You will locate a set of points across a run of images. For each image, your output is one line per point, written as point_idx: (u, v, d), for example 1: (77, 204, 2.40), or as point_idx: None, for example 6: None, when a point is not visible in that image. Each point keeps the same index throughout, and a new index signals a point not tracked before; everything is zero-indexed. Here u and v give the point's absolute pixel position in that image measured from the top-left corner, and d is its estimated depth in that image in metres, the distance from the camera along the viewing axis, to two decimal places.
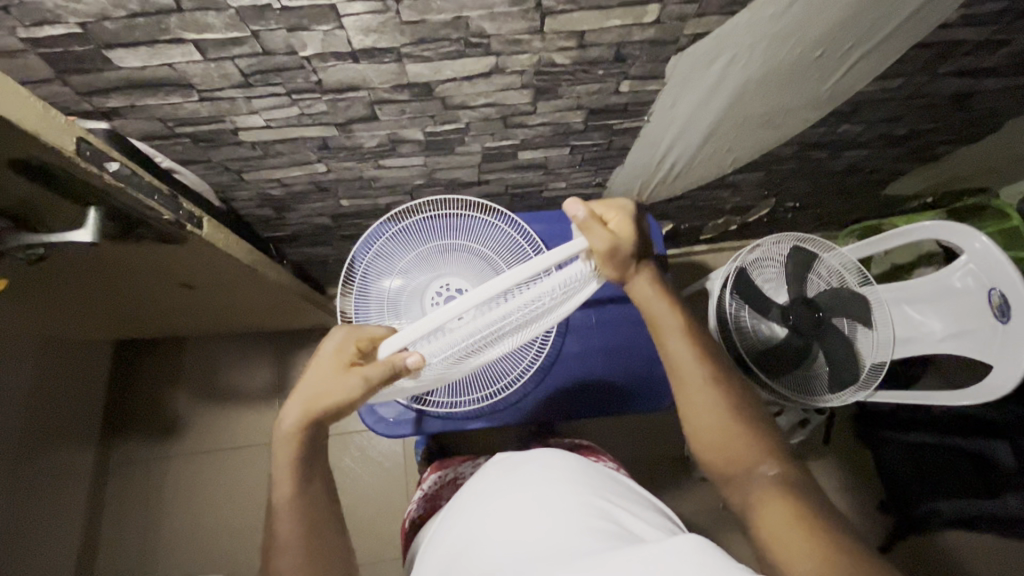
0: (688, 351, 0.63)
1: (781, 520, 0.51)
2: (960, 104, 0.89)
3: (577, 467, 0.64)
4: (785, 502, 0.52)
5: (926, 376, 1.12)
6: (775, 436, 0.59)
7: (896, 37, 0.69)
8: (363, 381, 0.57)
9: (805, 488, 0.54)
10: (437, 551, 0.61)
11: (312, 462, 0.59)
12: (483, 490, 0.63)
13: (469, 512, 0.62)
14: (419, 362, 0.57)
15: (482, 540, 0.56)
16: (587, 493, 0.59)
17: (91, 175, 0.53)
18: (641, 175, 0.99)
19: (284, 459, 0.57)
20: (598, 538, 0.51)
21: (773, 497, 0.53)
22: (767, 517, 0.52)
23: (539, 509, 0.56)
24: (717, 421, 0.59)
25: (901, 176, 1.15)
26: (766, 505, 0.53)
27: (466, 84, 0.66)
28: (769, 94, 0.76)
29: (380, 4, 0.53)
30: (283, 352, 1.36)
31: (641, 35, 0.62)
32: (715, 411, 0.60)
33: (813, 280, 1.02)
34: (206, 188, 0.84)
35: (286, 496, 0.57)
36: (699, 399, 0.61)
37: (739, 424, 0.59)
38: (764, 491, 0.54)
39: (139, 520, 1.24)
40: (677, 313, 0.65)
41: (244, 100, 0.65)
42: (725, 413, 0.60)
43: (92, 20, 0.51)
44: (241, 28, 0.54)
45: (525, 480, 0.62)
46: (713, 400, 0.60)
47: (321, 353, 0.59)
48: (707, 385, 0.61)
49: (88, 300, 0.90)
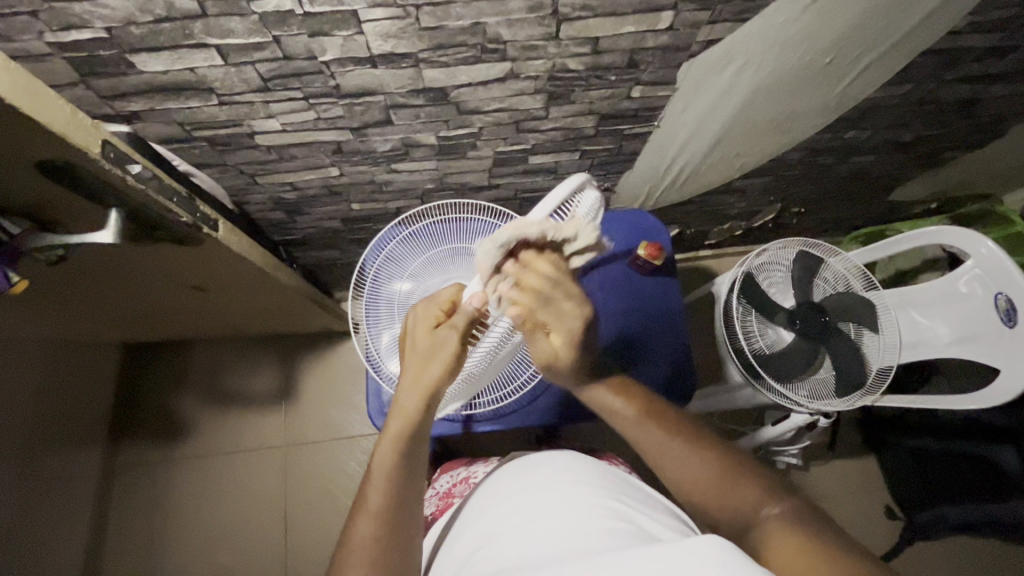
0: (658, 430, 0.64)
1: (789, 550, 0.47)
2: (965, 111, 0.90)
3: (594, 470, 0.64)
4: (792, 533, 0.49)
5: (932, 381, 1.12)
6: (767, 477, 0.58)
7: (904, 44, 0.70)
8: (453, 332, 0.63)
9: (809, 517, 0.51)
10: (452, 552, 0.61)
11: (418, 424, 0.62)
12: (499, 493, 0.64)
13: (485, 514, 0.62)
14: (486, 299, 0.60)
15: (497, 541, 0.56)
16: (603, 495, 0.58)
17: (114, 177, 0.53)
18: (649, 180, 1.00)
19: (392, 425, 0.62)
20: (616, 540, 0.51)
21: (780, 533, 0.50)
22: (777, 548, 0.48)
23: (555, 510, 0.56)
24: (705, 475, 0.59)
25: (905, 182, 1.17)
26: (773, 541, 0.50)
27: (481, 89, 0.67)
28: (778, 100, 0.77)
29: (400, 10, 0.54)
30: (290, 355, 1.37)
31: (654, 41, 0.63)
32: (697, 465, 0.60)
33: (819, 285, 1.04)
34: (220, 191, 0.85)
35: (383, 464, 0.60)
36: (679, 463, 0.61)
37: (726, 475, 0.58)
38: (770, 530, 0.51)
39: (144, 523, 1.23)
40: (634, 399, 0.67)
41: (262, 104, 0.66)
42: (709, 465, 0.60)
43: (119, 25, 0.52)
44: (264, 33, 0.55)
45: (541, 482, 0.62)
46: (692, 456, 0.61)
47: (413, 324, 0.66)
48: (683, 449, 0.61)
49: (100, 301, 0.90)
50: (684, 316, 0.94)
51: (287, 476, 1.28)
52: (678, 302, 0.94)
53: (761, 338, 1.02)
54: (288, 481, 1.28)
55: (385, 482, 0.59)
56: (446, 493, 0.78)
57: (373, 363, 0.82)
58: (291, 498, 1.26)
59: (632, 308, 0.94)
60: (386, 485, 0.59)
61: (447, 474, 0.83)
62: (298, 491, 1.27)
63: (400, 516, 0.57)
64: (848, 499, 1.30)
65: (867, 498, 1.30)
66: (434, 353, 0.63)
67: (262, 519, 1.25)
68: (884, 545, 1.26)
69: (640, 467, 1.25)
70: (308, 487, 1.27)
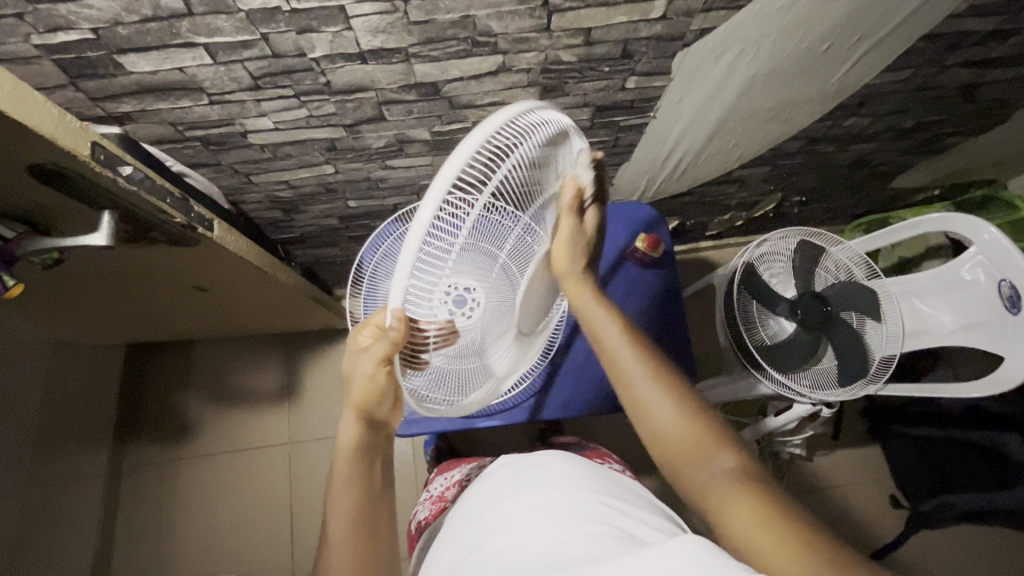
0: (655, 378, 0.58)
1: (751, 521, 0.47)
2: (968, 95, 0.89)
3: (582, 472, 0.64)
4: (755, 501, 0.49)
5: (937, 370, 1.12)
6: (723, 422, 0.57)
7: (904, 28, 0.69)
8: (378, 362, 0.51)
9: (762, 475, 0.52)
10: (441, 557, 0.62)
11: (370, 453, 0.58)
12: (486, 496, 0.65)
13: (472, 520, 0.62)
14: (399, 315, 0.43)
15: (484, 546, 0.56)
16: (592, 498, 0.58)
17: (105, 179, 0.53)
18: (647, 172, 0.99)
19: (342, 462, 0.57)
20: (602, 541, 0.51)
21: (741, 496, 0.50)
22: (740, 519, 0.48)
23: (543, 515, 0.56)
24: (676, 419, 0.56)
25: (908, 169, 1.15)
26: (732, 507, 0.50)
27: (473, 83, 0.67)
28: (776, 88, 0.76)
29: (388, 4, 0.53)
30: (293, 353, 1.37)
31: (647, 31, 0.62)
32: (669, 407, 0.56)
33: (821, 275, 1.03)
34: (216, 191, 0.85)
35: (342, 503, 0.56)
36: (653, 406, 0.57)
37: (701, 422, 0.56)
38: (727, 491, 0.51)
39: (151, 521, 1.24)
40: (625, 327, 0.61)
41: (254, 103, 0.66)
42: (683, 412, 0.56)
43: (105, 26, 0.52)
44: (252, 31, 0.54)
45: (527, 485, 0.62)
46: (678, 395, 0.57)
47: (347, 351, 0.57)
48: (658, 388, 0.57)
49: (100, 303, 0.91)
50: (684, 310, 0.94)
51: (292, 474, 1.29)
52: (677, 295, 0.94)
53: (762, 330, 1.03)
54: (292, 479, 1.29)
55: (350, 513, 0.55)
56: (439, 496, 0.79)
57: None
58: (296, 496, 1.27)
59: (632, 301, 0.93)
60: (351, 514, 0.55)
61: (442, 476, 0.84)
62: (302, 489, 1.28)
63: (375, 531, 0.55)
64: (850, 488, 1.30)
65: (870, 488, 1.30)
66: (357, 381, 0.54)
67: (268, 517, 1.26)
68: (888, 534, 1.26)
69: (643, 461, 1.25)
70: (312, 484, 1.28)
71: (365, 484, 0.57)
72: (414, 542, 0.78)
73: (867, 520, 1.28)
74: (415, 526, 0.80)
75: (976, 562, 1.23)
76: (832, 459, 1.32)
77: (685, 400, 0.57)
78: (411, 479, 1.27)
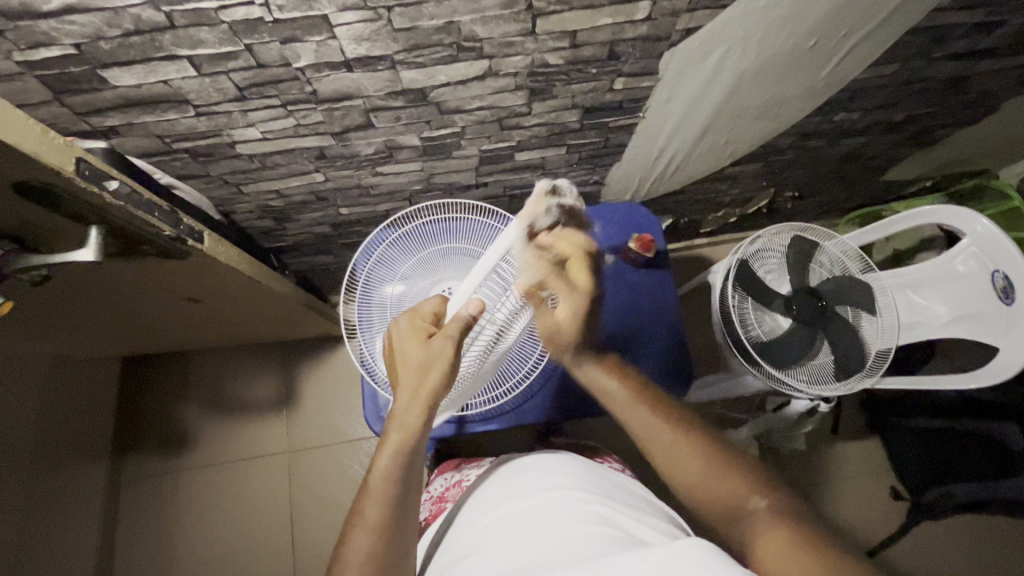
0: (646, 414, 0.66)
1: (781, 548, 0.47)
2: (956, 87, 0.89)
3: (582, 474, 0.64)
4: (780, 530, 0.50)
5: (935, 360, 1.11)
6: (758, 469, 0.59)
7: (891, 22, 0.69)
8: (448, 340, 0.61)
9: (794, 510, 0.52)
10: (440, 557, 0.61)
11: (419, 449, 0.61)
12: (487, 499, 0.64)
13: (475, 520, 0.62)
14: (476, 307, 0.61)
15: (483, 548, 0.56)
16: (592, 500, 0.58)
17: (90, 194, 0.53)
18: (638, 172, 0.99)
19: (396, 445, 0.60)
20: (602, 542, 0.51)
21: (767, 529, 0.50)
22: (768, 552, 0.48)
23: (544, 517, 0.56)
24: (699, 469, 0.60)
25: (898, 162, 1.16)
26: (764, 535, 0.50)
27: (461, 88, 0.67)
28: (765, 85, 0.76)
29: (372, 12, 0.53)
30: (290, 361, 1.37)
31: (633, 32, 0.62)
32: (688, 451, 0.61)
33: (816, 270, 1.03)
34: (207, 202, 0.85)
35: (381, 481, 0.58)
36: (672, 456, 0.62)
37: (723, 466, 0.59)
38: (762, 525, 0.51)
39: (152, 533, 1.24)
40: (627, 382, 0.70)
41: (240, 113, 0.65)
42: (709, 458, 0.60)
43: (87, 41, 0.52)
44: (235, 42, 0.54)
45: (529, 489, 0.62)
46: (691, 449, 0.61)
47: (398, 330, 0.64)
48: (677, 439, 0.62)
49: (93, 318, 0.90)
50: (679, 308, 0.94)
51: (292, 483, 1.28)
52: (672, 292, 0.93)
53: (758, 326, 1.02)
54: (292, 487, 1.28)
55: (382, 495, 0.57)
56: (438, 497, 0.79)
57: (367, 367, 0.81)
58: (297, 505, 1.27)
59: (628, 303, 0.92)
60: (383, 498, 0.57)
61: (441, 478, 0.84)
62: (303, 498, 1.27)
63: (404, 515, 0.57)
64: (851, 481, 1.30)
65: (870, 480, 1.30)
66: (432, 365, 0.61)
67: (270, 527, 1.25)
68: (888, 526, 1.27)
69: (643, 460, 1.25)
70: (312, 492, 1.28)
71: (400, 470, 0.59)
72: None
73: (869, 514, 1.28)
74: None
75: (977, 553, 1.23)
76: (832, 454, 1.32)
77: (704, 447, 0.61)
78: None
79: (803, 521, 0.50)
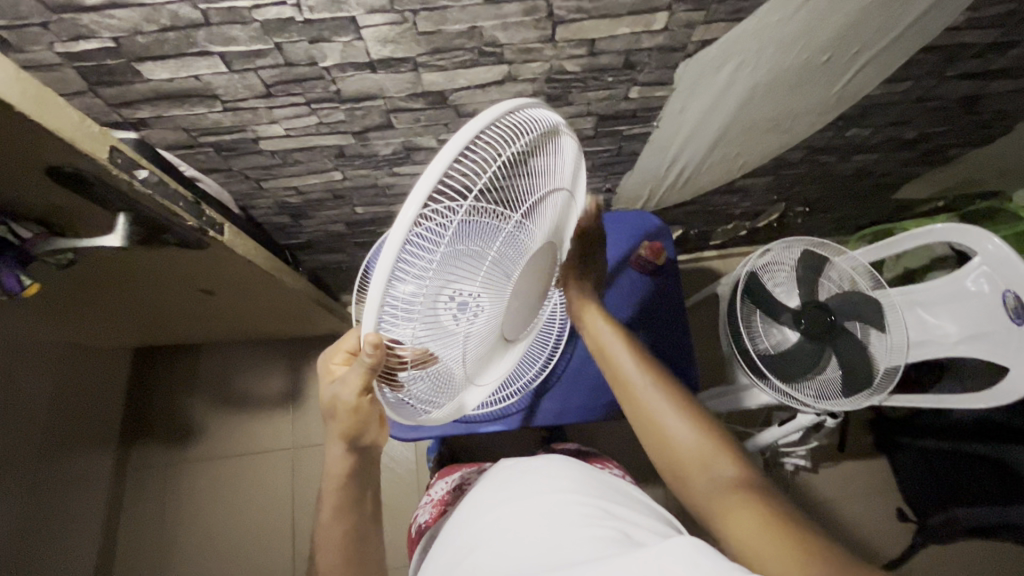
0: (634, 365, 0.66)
1: (749, 523, 0.49)
2: (970, 106, 0.89)
3: (579, 477, 0.64)
4: (750, 503, 0.51)
5: (943, 381, 1.11)
6: (733, 441, 0.60)
7: (902, 41, 0.70)
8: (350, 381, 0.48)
9: (764, 487, 0.54)
10: (441, 557, 0.62)
11: (360, 486, 0.59)
12: (484, 501, 0.65)
13: (474, 520, 0.62)
14: (375, 339, 0.40)
15: (484, 549, 0.56)
16: (588, 501, 0.58)
17: (120, 181, 0.55)
18: (650, 181, 1.00)
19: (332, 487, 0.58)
20: (594, 543, 0.51)
21: (733, 500, 0.52)
22: (733, 523, 0.51)
23: (541, 518, 0.56)
24: (678, 419, 0.61)
25: (910, 180, 1.16)
26: (730, 505, 0.52)
27: (480, 92, 0.68)
28: (777, 98, 0.77)
29: (397, 15, 0.55)
30: (298, 358, 1.38)
31: (650, 42, 0.64)
32: (671, 410, 0.61)
33: (824, 284, 1.04)
34: (227, 196, 0.87)
35: (332, 531, 0.58)
36: (656, 408, 0.62)
37: (696, 426, 0.60)
38: (728, 495, 0.53)
39: (154, 524, 1.25)
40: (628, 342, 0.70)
41: (266, 110, 0.67)
42: (687, 416, 0.61)
43: (125, 35, 0.54)
44: (265, 40, 0.56)
45: (528, 489, 0.62)
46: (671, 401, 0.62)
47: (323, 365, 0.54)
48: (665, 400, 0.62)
49: (110, 305, 0.92)
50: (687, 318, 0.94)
51: (295, 479, 1.29)
52: (680, 302, 0.94)
53: (765, 339, 1.04)
54: (295, 484, 1.29)
55: (339, 545, 0.58)
56: (439, 500, 0.80)
57: None
58: (299, 503, 1.27)
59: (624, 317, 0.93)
60: (340, 543, 0.58)
61: (442, 481, 0.84)
62: (305, 495, 1.28)
63: (360, 554, 0.58)
64: (856, 500, 1.29)
65: (875, 500, 1.29)
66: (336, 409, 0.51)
67: (271, 522, 1.26)
68: (893, 548, 1.25)
69: (646, 470, 1.25)
70: (315, 489, 1.28)
71: (352, 511, 0.58)
72: (414, 546, 0.79)
73: (873, 534, 1.26)
74: (415, 529, 0.80)
75: None
76: (837, 471, 1.31)
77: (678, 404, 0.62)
78: (414, 485, 1.27)
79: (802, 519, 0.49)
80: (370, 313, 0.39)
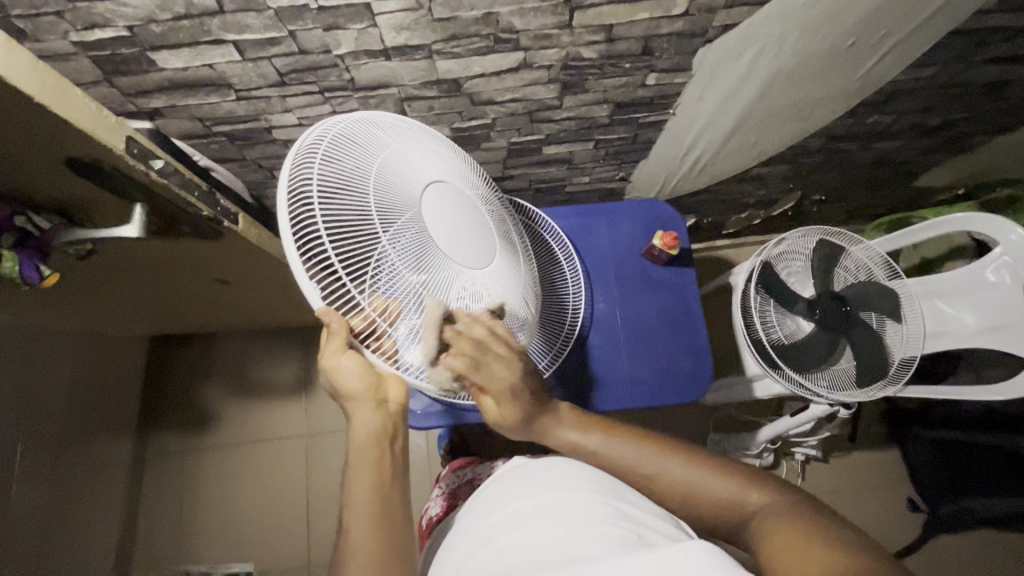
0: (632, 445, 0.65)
1: (788, 542, 0.48)
2: (997, 91, 0.87)
3: (589, 474, 0.63)
4: (787, 525, 0.50)
5: (958, 372, 1.09)
6: (746, 468, 0.60)
7: (930, 24, 0.68)
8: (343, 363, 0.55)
9: (794, 504, 0.54)
10: (450, 554, 0.62)
11: (392, 463, 0.58)
12: (494, 498, 0.65)
13: (482, 517, 0.63)
14: (325, 310, 0.50)
15: (493, 545, 0.56)
16: (599, 496, 0.58)
17: (137, 173, 0.55)
18: (665, 169, 0.99)
19: (366, 464, 0.57)
20: (605, 541, 0.51)
21: (772, 524, 0.52)
22: (777, 541, 0.49)
23: (551, 514, 0.56)
24: (685, 476, 0.61)
25: (930, 168, 1.13)
26: (771, 533, 0.50)
27: (494, 80, 0.67)
28: (798, 85, 0.76)
29: (413, 1, 0.54)
30: (310, 346, 1.39)
31: (670, 27, 0.62)
32: (677, 468, 0.61)
33: (841, 274, 1.01)
34: (241, 185, 0.87)
35: (364, 507, 0.55)
36: (663, 473, 0.62)
37: (707, 469, 0.60)
38: (766, 521, 0.52)
39: (173, 507, 1.28)
40: (594, 429, 0.68)
41: (280, 99, 0.67)
42: (692, 465, 0.61)
43: (140, 23, 0.53)
44: (279, 28, 0.55)
45: (536, 486, 0.62)
46: (674, 460, 0.62)
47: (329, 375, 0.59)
48: (666, 460, 0.62)
49: (126, 294, 0.93)
50: (702, 313, 0.93)
51: (310, 467, 1.31)
52: (696, 293, 0.93)
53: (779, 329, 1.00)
54: (308, 471, 1.31)
55: (369, 522, 0.54)
56: (449, 494, 0.81)
57: None
58: (312, 488, 1.30)
59: (626, 310, 0.92)
60: (370, 518, 0.54)
61: (452, 474, 0.85)
62: (318, 482, 1.30)
63: (390, 528, 0.54)
64: (866, 490, 1.29)
65: (886, 490, 1.29)
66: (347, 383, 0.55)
67: (286, 508, 1.28)
68: (902, 538, 1.25)
69: None
70: (328, 476, 1.30)
71: (379, 475, 0.57)
72: (424, 539, 0.79)
73: (883, 524, 1.26)
74: (426, 522, 0.81)
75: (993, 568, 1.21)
76: (848, 461, 1.31)
77: (683, 460, 0.62)
78: (425, 472, 1.29)
79: (826, 522, 0.49)
80: (309, 293, 0.49)
